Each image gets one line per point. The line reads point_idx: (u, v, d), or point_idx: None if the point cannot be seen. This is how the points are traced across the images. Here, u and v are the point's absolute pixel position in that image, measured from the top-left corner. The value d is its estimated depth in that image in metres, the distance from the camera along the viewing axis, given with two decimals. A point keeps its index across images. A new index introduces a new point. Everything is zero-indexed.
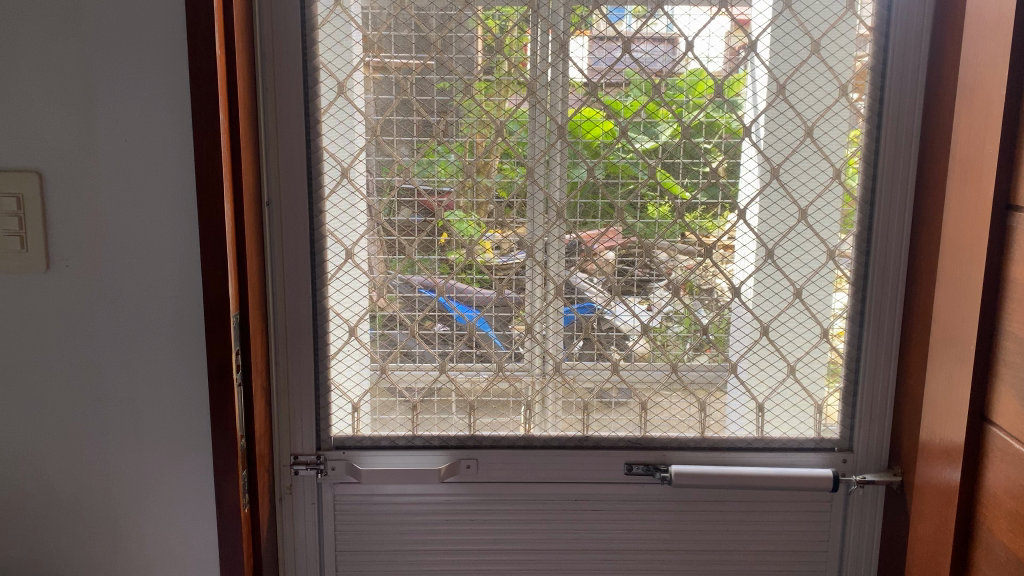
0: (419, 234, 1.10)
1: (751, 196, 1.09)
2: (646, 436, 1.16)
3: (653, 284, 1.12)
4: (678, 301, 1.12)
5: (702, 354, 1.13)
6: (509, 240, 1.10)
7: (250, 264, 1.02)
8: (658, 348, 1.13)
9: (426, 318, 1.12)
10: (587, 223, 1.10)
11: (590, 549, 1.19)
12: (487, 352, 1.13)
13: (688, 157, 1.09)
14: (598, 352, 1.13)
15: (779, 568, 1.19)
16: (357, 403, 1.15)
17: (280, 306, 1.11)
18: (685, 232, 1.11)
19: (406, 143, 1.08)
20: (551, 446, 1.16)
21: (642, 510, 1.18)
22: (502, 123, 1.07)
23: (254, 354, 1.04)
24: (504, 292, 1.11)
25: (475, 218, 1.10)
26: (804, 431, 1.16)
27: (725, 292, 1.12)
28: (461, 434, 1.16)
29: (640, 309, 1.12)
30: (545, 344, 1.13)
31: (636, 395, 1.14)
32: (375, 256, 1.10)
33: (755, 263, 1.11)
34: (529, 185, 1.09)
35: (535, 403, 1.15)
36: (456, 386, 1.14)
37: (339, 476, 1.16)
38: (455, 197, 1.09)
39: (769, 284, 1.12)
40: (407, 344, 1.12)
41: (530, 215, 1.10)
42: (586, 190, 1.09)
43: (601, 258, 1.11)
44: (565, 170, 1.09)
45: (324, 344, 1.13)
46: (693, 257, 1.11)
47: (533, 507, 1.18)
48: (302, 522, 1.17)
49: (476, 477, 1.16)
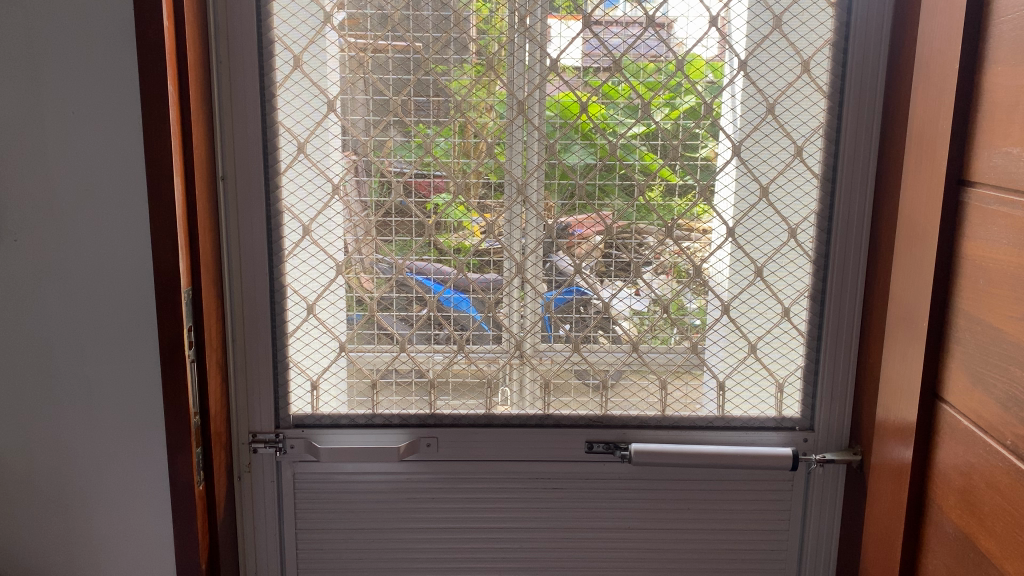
0: (399, 218, 1.09)
1: (720, 175, 1.08)
2: (607, 414, 1.15)
3: (626, 266, 1.11)
4: (667, 285, 1.11)
5: (681, 336, 1.12)
6: (499, 224, 1.09)
7: (204, 239, 1.01)
8: (647, 329, 1.12)
9: (412, 301, 1.11)
10: (574, 208, 1.09)
11: (553, 529, 1.19)
12: (452, 333, 1.12)
13: (666, 139, 1.08)
14: (561, 333, 1.12)
15: (740, 546, 1.19)
16: (315, 381, 1.14)
17: (237, 282, 1.10)
18: (654, 213, 1.10)
19: (381, 128, 1.06)
20: (511, 425, 1.16)
21: (605, 490, 1.18)
22: (488, 106, 1.06)
23: (208, 330, 1.03)
24: (467, 275, 1.10)
25: (468, 202, 1.09)
26: (765, 411, 1.16)
27: (703, 271, 1.11)
28: (421, 412, 1.15)
29: (609, 290, 1.11)
30: (511, 327, 1.12)
31: (598, 375, 1.14)
32: (364, 239, 1.09)
33: (722, 242, 1.10)
34: (506, 168, 1.08)
35: (498, 382, 1.14)
36: (419, 365, 1.13)
37: (298, 455, 1.15)
38: (446, 181, 1.08)
39: (738, 266, 1.11)
40: (371, 323, 1.11)
41: (507, 199, 1.09)
42: (570, 175, 1.08)
43: (589, 240, 1.10)
44: (542, 156, 1.08)
45: (282, 321, 1.12)
46: (662, 236, 1.10)
47: (494, 485, 1.17)
48: (261, 500, 1.16)
49: (436, 455, 1.16)
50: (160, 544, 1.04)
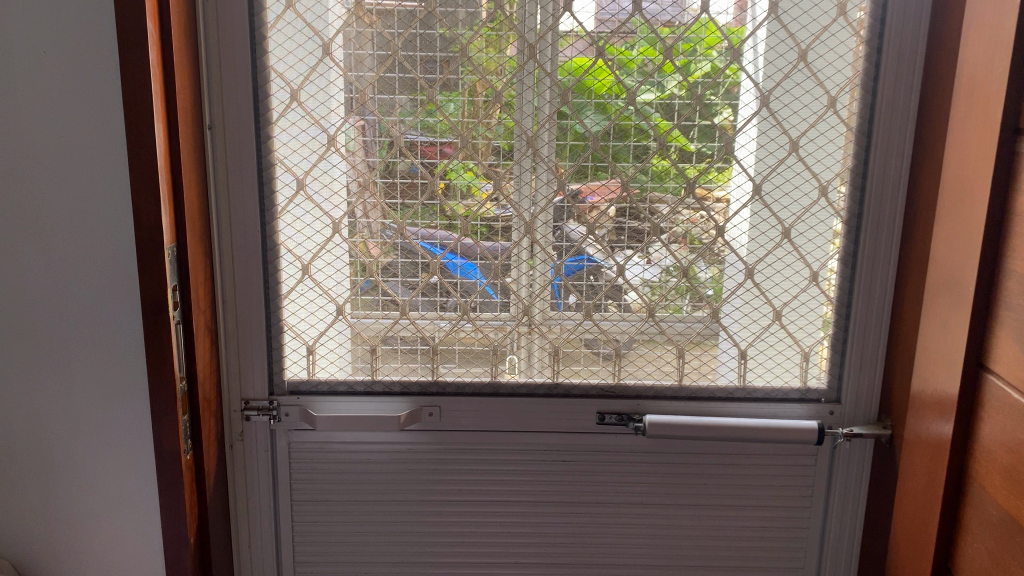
0: (402, 180, 1.02)
1: (743, 129, 1.00)
2: (621, 384, 1.08)
3: (640, 231, 1.03)
4: (677, 255, 1.04)
5: (696, 306, 1.05)
6: (509, 188, 1.02)
7: (190, 191, 0.94)
8: (658, 301, 1.05)
9: (418, 267, 1.04)
10: (585, 175, 1.02)
11: (563, 504, 1.13)
12: (458, 301, 1.05)
13: (684, 98, 1.00)
14: (571, 300, 1.05)
15: (759, 523, 1.13)
16: (312, 345, 1.07)
17: (227, 239, 1.03)
18: (668, 175, 1.02)
19: (384, 81, 0.99)
20: (518, 394, 1.09)
21: (617, 463, 1.11)
22: (499, 69, 0.98)
23: (195, 289, 0.96)
24: (480, 242, 1.04)
25: (477, 166, 1.01)
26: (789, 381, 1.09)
27: (722, 239, 1.04)
28: (424, 379, 1.08)
29: (625, 256, 1.04)
30: (520, 292, 1.05)
31: (612, 342, 1.07)
32: (370, 201, 1.02)
33: (747, 200, 1.02)
34: (516, 127, 1.00)
35: (504, 349, 1.07)
36: (421, 332, 1.06)
37: (293, 423, 1.09)
38: (457, 148, 1.01)
39: (763, 231, 1.04)
40: (375, 290, 1.05)
41: (517, 158, 1.01)
42: (584, 137, 1.00)
43: (601, 208, 1.03)
44: (554, 118, 1.00)
45: (275, 283, 1.05)
46: (683, 200, 1.02)
47: (499, 457, 1.11)
48: (255, 469, 1.10)
49: (438, 426, 1.09)
50: (147, 512, 0.99)
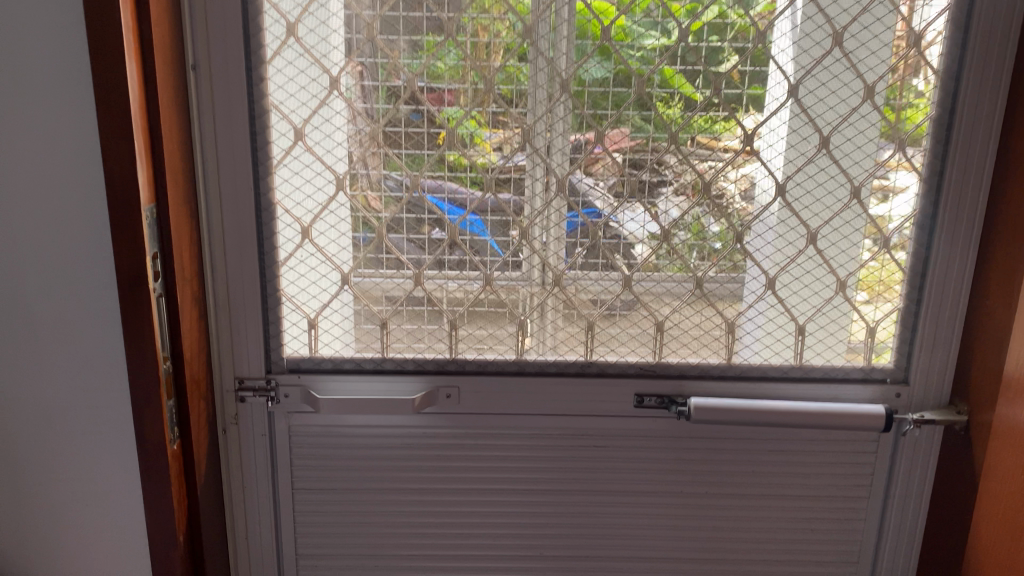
0: (407, 130, 0.88)
1: (778, 35, 0.86)
2: (661, 362, 0.97)
3: (667, 189, 0.91)
4: (684, 207, 0.91)
5: (708, 265, 0.93)
6: (512, 139, 0.89)
7: (171, 143, 0.81)
8: (663, 256, 0.93)
9: (419, 221, 0.91)
10: (598, 117, 0.88)
11: (594, 493, 1.01)
12: (470, 260, 0.93)
13: (712, 36, 0.87)
14: (594, 263, 0.93)
15: (811, 514, 1.02)
16: (314, 319, 0.95)
17: (216, 198, 0.90)
18: (695, 128, 0.89)
19: (385, 20, 0.85)
20: (547, 373, 0.97)
21: (656, 449, 0.99)
22: (505, 8, 0.85)
23: (178, 257, 0.84)
24: (500, 196, 0.91)
25: (479, 113, 0.88)
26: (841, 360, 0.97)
27: (734, 193, 0.91)
28: (441, 357, 0.96)
29: (652, 216, 0.92)
30: (544, 253, 0.92)
31: (653, 313, 0.95)
32: (367, 150, 0.89)
33: (797, 154, 0.90)
34: (531, 72, 0.87)
35: (531, 322, 0.95)
36: (434, 302, 0.94)
37: (294, 405, 0.97)
38: (456, 96, 0.88)
39: (816, 189, 0.91)
40: (376, 248, 0.92)
41: (531, 104, 0.88)
42: (604, 84, 0.87)
43: (610, 160, 0.90)
44: (571, 62, 0.87)
45: (271, 247, 0.92)
46: (715, 146, 0.90)
47: (524, 442, 0.99)
48: (251, 456, 0.99)
49: (456, 408, 0.97)
50: (130, 507, 0.88)
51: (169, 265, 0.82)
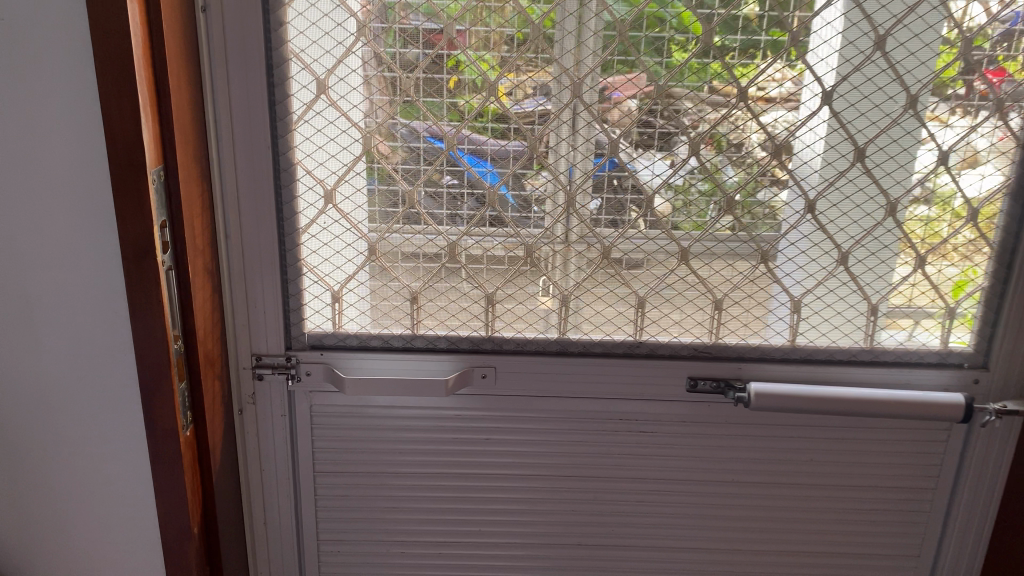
0: (427, 79, 0.79)
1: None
2: (718, 343, 0.88)
3: (702, 147, 0.81)
4: (700, 155, 0.82)
5: (724, 217, 0.84)
6: (528, 85, 0.79)
7: (179, 96, 0.71)
8: (680, 210, 0.83)
9: (433, 171, 0.82)
10: (626, 64, 0.79)
11: (638, 481, 0.94)
12: (499, 218, 0.84)
13: None
14: (627, 226, 0.84)
15: (873, 506, 0.94)
16: (337, 292, 0.86)
17: (230, 157, 0.81)
18: (734, 78, 0.79)
19: None
20: (591, 353, 0.89)
21: (709, 436, 0.92)
22: None
23: (189, 224, 0.75)
24: (539, 151, 0.82)
25: (491, 57, 0.78)
26: (897, 334, 0.88)
27: (754, 152, 0.81)
28: (476, 335, 0.88)
29: (685, 174, 0.82)
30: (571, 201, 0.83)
31: (711, 291, 0.86)
32: (379, 101, 0.79)
33: (862, 111, 0.80)
34: (558, 14, 0.77)
35: (575, 298, 0.86)
36: (471, 276, 0.86)
37: (316, 383, 0.89)
38: (470, 37, 0.78)
39: (889, 151, 0.81)
40: (393, 201, 0.83)
41: (559, 50, 0.78)
42: (637, 29, 0.78)
43: (623, 107, 0.80)
44: (601, 4, 0.77)
45: (291, 214, 0.84)
46: (761, 85, 0.79)
47: (565, 426, 0.91)
48: (269, 437, 0.91)
49: (492, 389, 0.89)
50: (139, 498, 0.80)
51: (178, 233, 0.74)
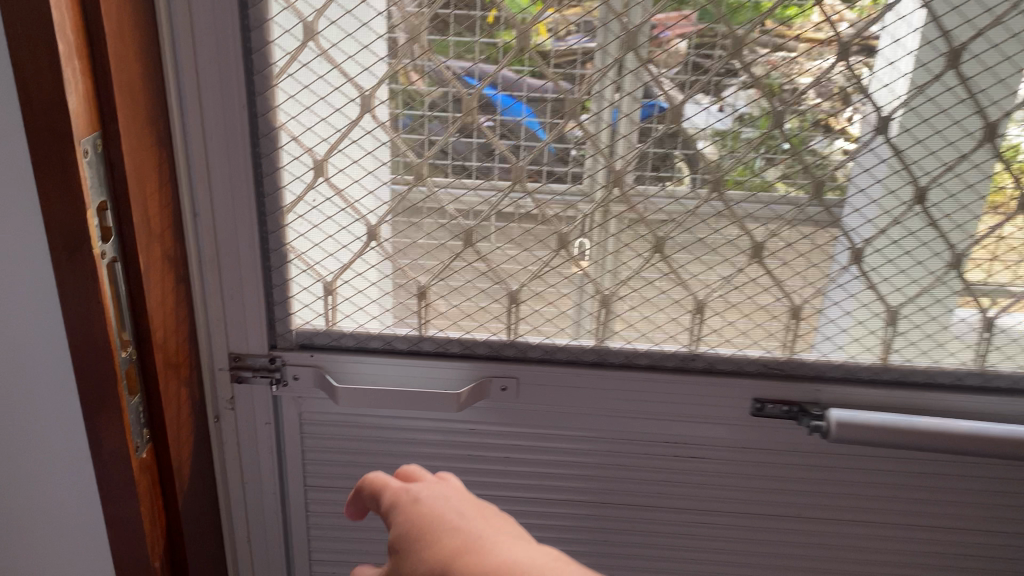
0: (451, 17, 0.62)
1: None
2: (791, 359, 0.72)
3: (785, 114, 0.64)
4: (745, 91, 0.64)
5: (773, 166, 0.66)
6: (584, 23, 0.62)
7: (120, 43, 0.56)
8: (725, 150, 0.66)
9: (467, 122, 0.65)
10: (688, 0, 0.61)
11: (685, 513, 0.79)
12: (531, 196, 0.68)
13: None
14: (684, 208, 0.68)
15: (968, 552, 0.79)
16: (330, 284, 0.72)
17: (196, 118, 0.65)
18: (829, 23, 0.61)
19: None
20: (634, 366, 0.74)
21: (773, 466, 0.76)
22: None
23: (139, 205, 0.60)
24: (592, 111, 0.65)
25: None
26: (974, 318, 0.70)
27: (803, 87, 0.63)
28: (496, 339, 0.73)
29: (761, 146, 0.65)
30: (610, 156, 0.66)
31: (786, 296, 0.70)
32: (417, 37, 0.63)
33: (996, 72, 0.63)
34: None
35: (616, 298, 0.71)
36: (492, 271, 0.71)
37: (305, 390, 0.75)
38: None
39: None
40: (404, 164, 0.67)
41: None
42: None
43: (671, 48, 0.63)
44: None
45: (274, 189, 0.68)
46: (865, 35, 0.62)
47: (600, 449, 0.77)
48: (251, 447, 0.78)
49: (513, 403, 0.75)
50: (88, 534, 0.67)
51: (124, 216, 0.59)
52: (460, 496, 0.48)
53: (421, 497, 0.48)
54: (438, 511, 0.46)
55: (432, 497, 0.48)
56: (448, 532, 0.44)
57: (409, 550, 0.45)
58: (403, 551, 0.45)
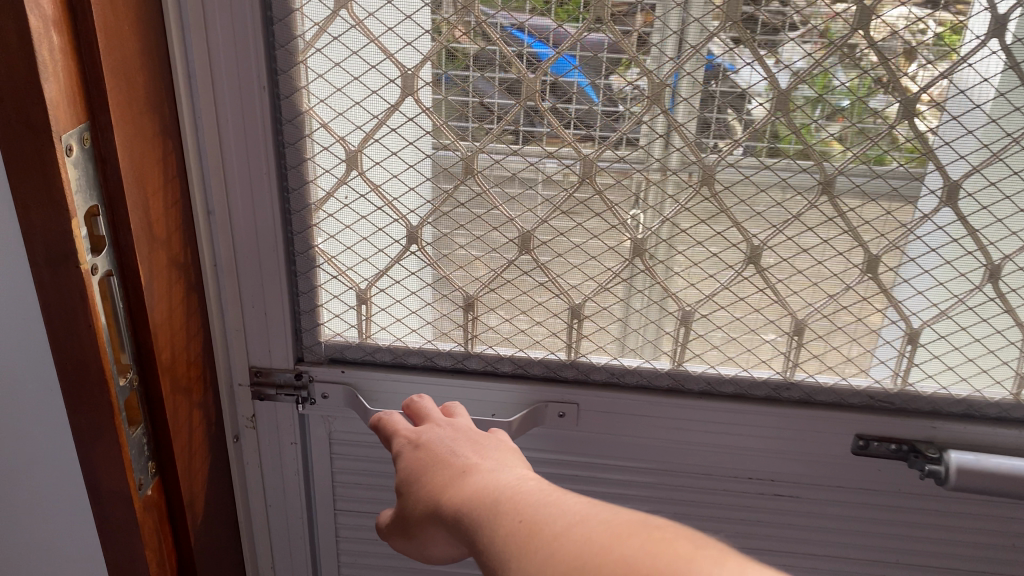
0: None
1: None
2: (904, 390, 0.61)
3: (920, 101, 0.52)
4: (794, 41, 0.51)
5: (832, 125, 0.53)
6: None
7: (113, 14, 0.45)
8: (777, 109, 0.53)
9: (533, 99, 0.54)
10: None
11: (767, 556, 0.69)
12: (602, 194, 0.57)
13: None
14: (787, 213, 0.57)
15: None
16: (365, 292, 0.62)
17: (208, 102, 0.55)
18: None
19: None
20: (717, 394, 0.63)
21: (874, 510, 0.66)
22: None
23: (139, 208, 0.50)
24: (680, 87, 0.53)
25: None
26: None
27: (863, 38, 0.51)
28: (555, 359, 0.63)
29: (886, 139, 0.53)
30: (693, 138, 0.55)
31: (903, 318, 0.59)
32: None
33: None
34: None
35: (697, 315, 0.61)
36: (552, 281, 0.61)
37: (335, 409, 0.66)
38: None
39: None
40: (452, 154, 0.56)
41: None
42: None
43: None
44: None
45: (299, 183, 0.58)
46: None
47: (672, 484, 0.67)
48: (275, 469, 0.69)
49: (574, 431, 0.65)
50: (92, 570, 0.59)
51: (119, 221, 0.49)
52: (457, 434, 0.50)
53: (424, 439, 0.51)
54: (437, 449, 0.49)
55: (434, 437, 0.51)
56: (442, 465, 0.47)
57: (411, 490, 0.47)
58: (407, 491, 0.47)
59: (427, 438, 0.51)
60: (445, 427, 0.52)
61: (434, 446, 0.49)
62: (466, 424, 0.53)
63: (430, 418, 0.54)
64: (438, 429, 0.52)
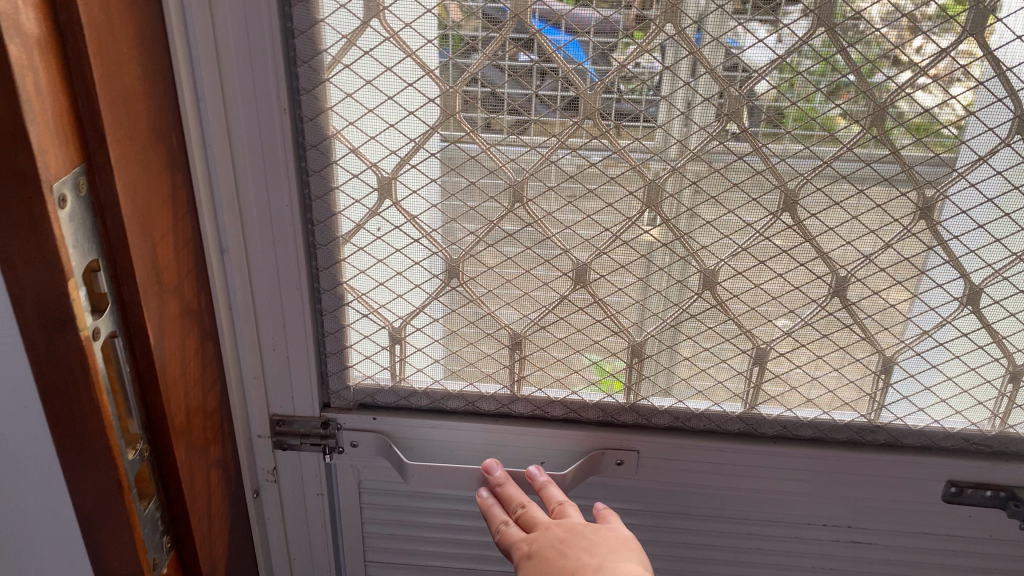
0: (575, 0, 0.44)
1: None
2: (1003, 433, 0.55)
3: None
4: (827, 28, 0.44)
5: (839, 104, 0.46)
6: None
7: (109, 33, 0.38)
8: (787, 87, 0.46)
9: (590, 129, 0.47)
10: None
11: None
12: (670, 224, 0.50)
13: None
14: (879, 240, 0.50)
15: None
16: (399, 331, 0.55)
17: (219, 126, 0.48)
18: None
19: None
20: (791, 438, 0.58)
21: (960, 555, 0.60)
22: None
23: (146, 257, 0.43)
24: (761, 110, 0.46)
25: None
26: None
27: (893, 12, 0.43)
28: (612, 403, 0.57)
29: (1000, 156, 0.47)
30: (776, 164, 0.48)
31: (1007, 355, 0.52)
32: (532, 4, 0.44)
33: None
34: None
35: (773, 355, 0.54)
36: (611, 317, 0.54)
37: (365, 458, 0.60)
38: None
39: None
40: (498, 180, 0.50)
41: None
42: None
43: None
44: None
45: (326, 214, 0.51)
46: None
47: (738, 528, 0.61)
48: (299, 521, 0.63)
49: (631, 479, 0.59)
50: None
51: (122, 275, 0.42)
52: (568, 530, 0.50)
53: (538, 533, 0.50)
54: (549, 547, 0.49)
55: (548, 533, 0.50)
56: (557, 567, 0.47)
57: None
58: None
59: (540, 542, 0.49)
60: (556, 526, 0.50)
61: (546, 545, 0.49)
62: (575, 518, 0.51)
63: (535, 513, 0.52)
64: (546, 530, 0.50)
